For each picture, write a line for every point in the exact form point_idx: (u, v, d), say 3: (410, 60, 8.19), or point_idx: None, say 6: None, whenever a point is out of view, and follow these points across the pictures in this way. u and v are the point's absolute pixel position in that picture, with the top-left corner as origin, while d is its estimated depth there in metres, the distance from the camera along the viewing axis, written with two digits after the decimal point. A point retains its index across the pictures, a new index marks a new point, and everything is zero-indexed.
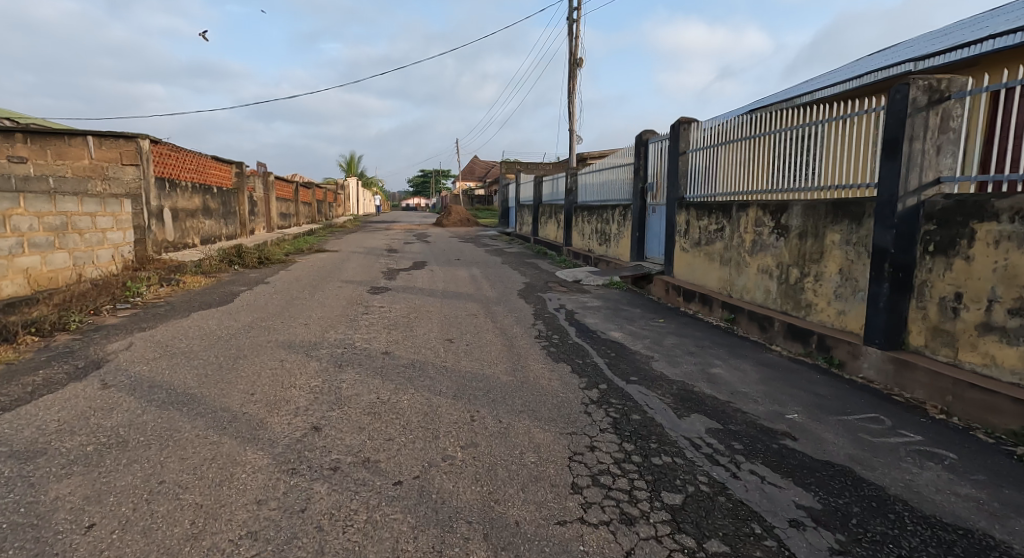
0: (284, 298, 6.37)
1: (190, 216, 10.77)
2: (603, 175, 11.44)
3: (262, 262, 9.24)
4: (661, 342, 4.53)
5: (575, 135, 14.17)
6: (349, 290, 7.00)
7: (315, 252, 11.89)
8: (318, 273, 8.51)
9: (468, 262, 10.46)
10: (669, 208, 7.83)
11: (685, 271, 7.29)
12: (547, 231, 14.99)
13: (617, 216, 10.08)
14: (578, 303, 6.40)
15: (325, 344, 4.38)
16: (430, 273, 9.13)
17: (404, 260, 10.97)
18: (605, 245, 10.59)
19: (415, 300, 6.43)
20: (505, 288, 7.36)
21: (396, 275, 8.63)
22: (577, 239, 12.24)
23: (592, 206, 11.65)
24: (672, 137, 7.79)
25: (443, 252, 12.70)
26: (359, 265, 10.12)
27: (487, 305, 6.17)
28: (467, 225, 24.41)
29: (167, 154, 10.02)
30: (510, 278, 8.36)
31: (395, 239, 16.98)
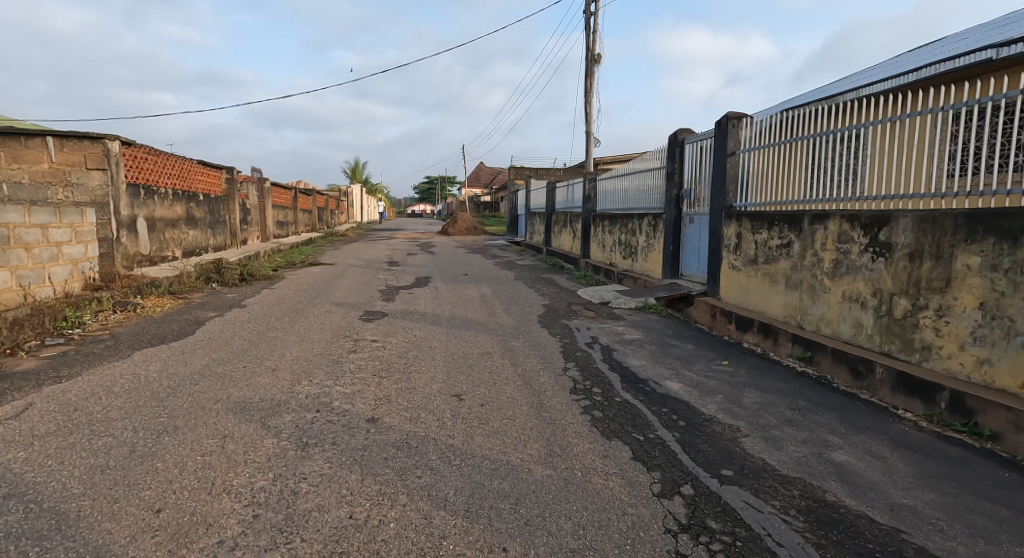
0: (258, 327, 5.30)
1: (171, 226, 9.75)
2: (627, 181, 10.37)
3: (246, 279, 8.18)
4: (738, 399, 3.43)
5: (592, 138, 13.09)
6: (337, 317, 5.92)
7: (309, 266, 10.84)
8: (306, 293, 7.45)
9: (476, 278, 9.36)
10: (714, 218, 6.73)
11: (737, 294, 6.18)
12: (561, 241, 13.90)
13: (646, 226, 8.98)
14: (612, 334, 5.30)
15: (292, 404, 3.30)
16: (434, 292, 8.04)
17: (405, 275, 9.90)
18: (631, 258, 9.49)
19: (415, 331, 5.34)
20: (521, 313, 6.26)
21: (395, 295, 7.53)
22: (598, 250, 11.13)
23: (615, 215, 10.56)
24: (717, 136, 6.68)
25: (450, 265, 11.63)
26: (356, 282, 9.04)
27: (501, 338, 5.07)
28: (474, 234, 23.35)
29: (143, 157, 8.96)
30: (526, 299, 7.27)
31: (397, 250, 15.93)
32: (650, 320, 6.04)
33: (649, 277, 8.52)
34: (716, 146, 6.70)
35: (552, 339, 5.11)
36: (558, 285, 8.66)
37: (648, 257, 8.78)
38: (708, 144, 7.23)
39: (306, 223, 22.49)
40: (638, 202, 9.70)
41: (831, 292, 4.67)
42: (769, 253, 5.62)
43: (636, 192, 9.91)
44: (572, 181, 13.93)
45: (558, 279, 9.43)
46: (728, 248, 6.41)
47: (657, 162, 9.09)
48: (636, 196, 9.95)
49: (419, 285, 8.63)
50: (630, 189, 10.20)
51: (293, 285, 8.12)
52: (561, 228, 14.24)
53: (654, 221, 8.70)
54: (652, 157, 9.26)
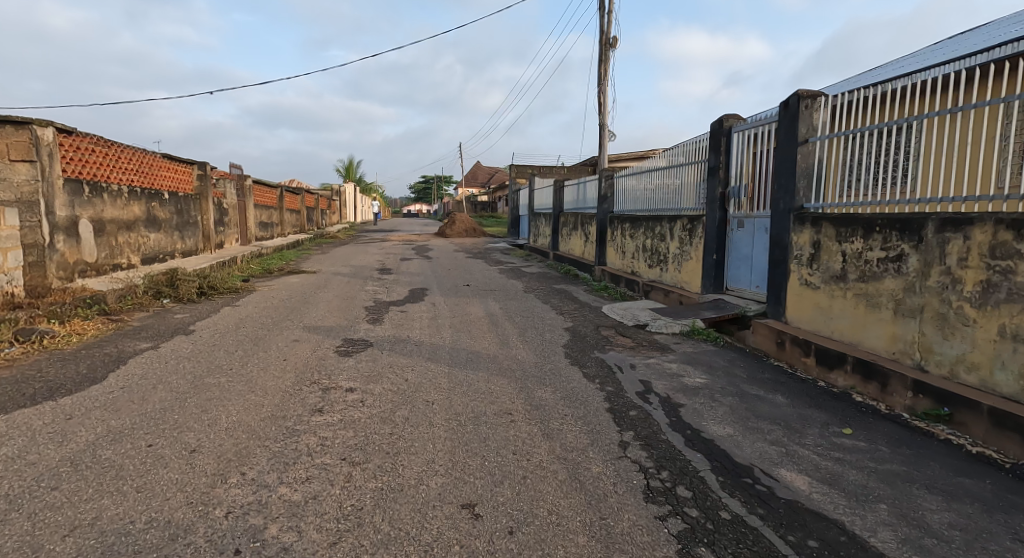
0: (198, 366, 4.01)
1: (125, 229, 8.42)
2: (649, 178, 9.12)
3: (206, 292, 6.87)
4: (917, 516, 2.17)
5: (605, 131, 11.84)
6: (306, 349, 4.64)
7: (288, 275, 9.54)
8: (276, 312, 6.16)
9: (480, 291, 8.06)
10: (777, 222, 5.47)
11: (813, 318, 4.92)
12: (571, 245, 12.66)
13: (677, 231, 7.72)
14: (666, 378, 4.04)
15: (200, 534, 2.01)
16: (430, 308, 6.76)
17: (398, 286, 8.63)
18: (659, 267, 8.24)
19: (407, 373, 4.06)
20: (541, 343, 4.99)
21: (383, 315, 6.24)
22: (616, 257, 9.89)
23: (636, 217, 9.30)
24: (781, 119, 5.39)
25: (448, 273, 10.35)
26: (339, 295, 7.77)
27: (521, 384, 3.80)
28: (473, 236, 22.04)
29: (88, 148, 7.59)
30: (543, 321, 5.99)
31: (391, 253, 14.65)
32: (705, 352, 4.78)
33: (685, 290, 7.26)
34: (781, 133, 5.42)
35: (589, 385, 3.84)
36: (578, 300, 7.39)
37: (682, 266, 7.53)
38: (766, 131, 5.96)
39: (293, 224, 21.14)
40: (664, 202, 8.45)
41: (977, 325, 3.45)
42: (865, 269, 4.35)
43: (662, 190, 8.66)
44: (582, 181, 12.68)
45: (576, 292, 8.17)
46: (799, 260, 5.13)
47: (690, 155, 7.85)
48: (661, 195, 8.70)
49: (413, 299, 7.34)
50: (654, 187, 8.95)
51: (262, 301, 6.82)
52: (570, 231, 12.98)
53: (689, 224, 7.44)
54: (683, 149, 8.00)
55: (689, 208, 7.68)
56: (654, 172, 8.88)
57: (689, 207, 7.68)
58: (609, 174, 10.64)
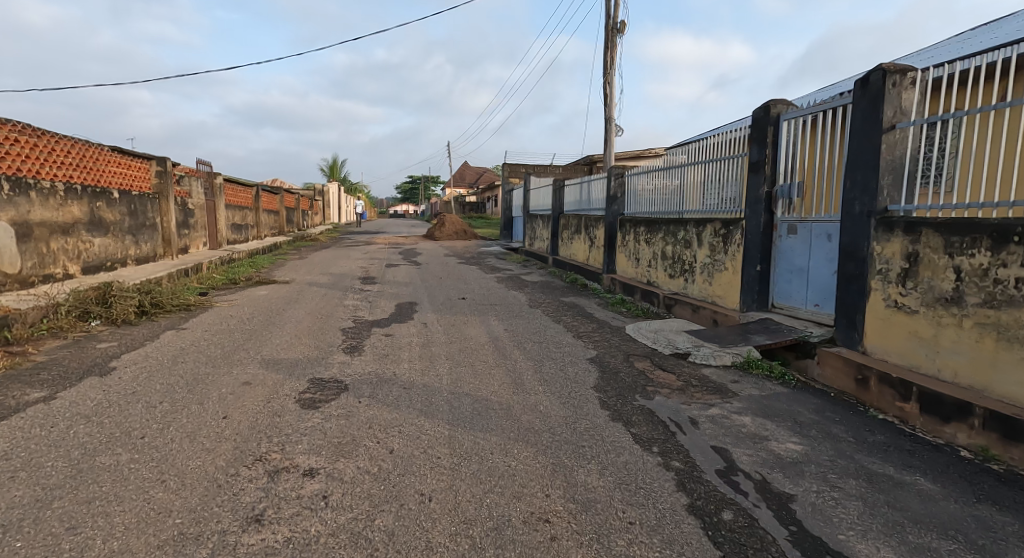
0: (100, 431, 2.91)
1: (59, 235, 7.23)
2: (666, 176, 8.08)
3: (147, 312, 5.72)
4: None
5: (611, 126, 10.79)
6: (258, 398, 3.53)
7: (257, 286, 8.39)
8: (229, 339, 5.04)
9: (477, 306, 6.98)
10: (851, 228, 4.42)
11: (908, 351, 3.87)
12: (575, 249, 11.62)
13: (706, 237, 6.69)
14: (746, 444, 2.97)
15: None
16: (420, 329, 5.67)
17: (383, 300, 7.53)
18: (683, 277, 7.20)
19: (392, 440, 2.97)
20: (564, 384, 3.92)
21: (364, 341, 5.14)
22: (630, 266, 8.85)
23: (651, 220, 8.27)
24: (858, 100, 4.34)
25: (440, 283, 9.25)
26: (312, 311, 6.64)
27: (551, 460, 2.72)
28: (463, 239, 20.88)
29: (6, 139, 6.40)
30: (559, 349, 4.92)
31: (376, 258, 13.51)
32: (778, 396, 3.73)
33: (720, 307, 6.25)
34: (856, 118, 4.36)
35: (646, 458, 2.77)
36: (594, 318, 6.34)
37: (713, 278, 6.51)
38: (830, 117, 4.91)
39: (271, 226, 19.89)
40: (687, 203, 7.41)
41: None
42: (995, 291, 3.33)
43: (681, 190, 7.62)
44: (585, 181, 11.64)
45: (589, 307, 7.12)
46: (884, 276, 4.09)
47: (719, 150, 6.81)
48: (682, 195, 7.67)
49: (400, 318, 6.24)
50: (672, 186, 7.92)
51: (216, 323, 5.67)
52: (573, 235, 11.93)
53: (721, 229, 6.41)
54: (709, 143, 6.96)
55: (719, 210, 6.64)
56: (672, 169, 7.83)
57: (719, 209, 6.65)
58: (618, 174, 9.59)
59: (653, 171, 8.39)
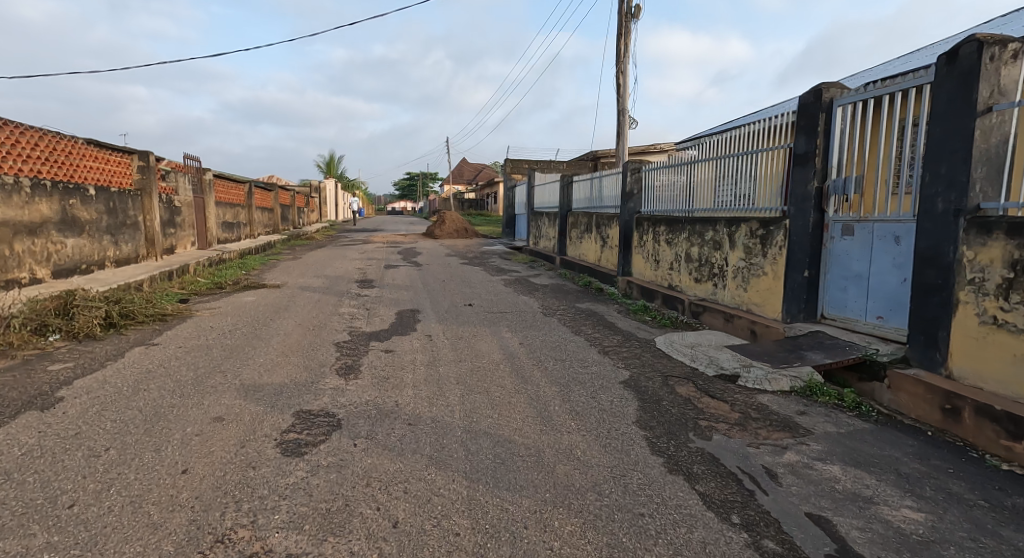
0: (17, 493, 2.28)
1: (23, 237, 6.58)
2: (690, 171, 7.45)
3: (114, 325, 5.08)
4: None
5: (625, 118, 10.17)
6: (229, 439, 2.89)
7: (245, 291, 7.75)
8: (204, 357, 4.41)
9: (485, 315, 6.36)
10: (930, 230, 3.77)
11: (1015, 378, 3.22)
12: (586, 250, 11.00)
13: (739, 238, 6.06)
14: (849, 510, 2.31)
15: None
16: (424, 343, 5.05)
17: (381, 307, 6.91)
18: (712, 281, 6.57)
19: (395, 505, 2.32)
20: (598, 418, 3.29)
21: (361, 359, 4.50)
22: (649, 268, 8.24)
23: (673, 219, 7.65)
24: (942, 79, 3.68)
25: (443, 287, 8.62)
26: (303, 321, 6.01)
27: (605, 540, 2.08)
28: (465, 237, 20.29)
29: None
30: (585, 369, 4.29)
31: (374, 259, 12.87)
32: (861, 434, 3.08)
33: (758, 316, 5.62)
34: (939, 100, 3.71)
35: (728, 536, 2.12)
36: (617, 330, 5.71)
37: (748, 284, 5.88)
38: (898, 101, 4.25)
39: (265, 224, 19.23)
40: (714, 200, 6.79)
41: None
42: None
43: (707, 185, 7.00)
44: (596, 177, 11.02)
45: (609, 315, 6.50)
46: (979, 287, 3.44)
47: (754, 142, 6.17)
48: (708, 192, 7.05)
49: (401, 329, 5.62)
50: (698, 182, 7.29)
51: (193, 337, 5.03)
52: (584, 235, 11.31)
53: (759, 230, 5.76)
54: (742, 134, 6.31)
55: (754, 209, 6.01)
56: (698, 164, 7.20)
57: (754, 208, 6.01)
58: (635, 168, 8.95)
59: (675, 165, 7.76)
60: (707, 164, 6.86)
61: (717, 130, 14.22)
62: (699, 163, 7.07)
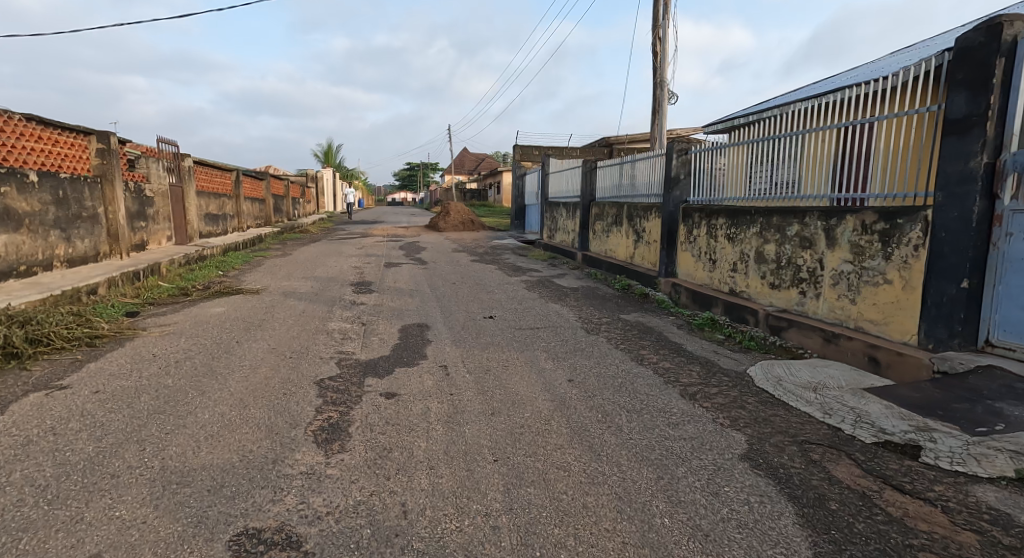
0: None
1: None
2: (758, 151, 6.08)
3: (14, 356, 3.79)
4: None
5: (663, 94, 8.82)
6: None
7: (214, 299, 6.44)
8: (124, 409, 3.10)
9: (511, 334, 5.04)
10: None
11: None
12: (618, 246, 9.73)
13: (841, 235, 4.70)
14: None
15: None
16: (439, 383, 3.73)
17: (381, 321, 5.60)
18: (799, 289, 5.21)
19: None
20: (745, 551, 1.96)
21: (350, 414, 3.18)
22: (705, 269, 6.90)
23: (736, 210, 6.27)
24: None
25: (455, 291, 7.34)
26: (280, 341, 4.73)
27: None
28: (472, 230, 19.02)
29: None
30: (676, 432, 2.96)
31: (375, 255, 11.58)
32: None
33: (875, 338, 4.27)
34: None
35: None
36: (688, 356, 4.37)
37: (857, 294, 4.52)
38: None
39: (255, 217, 17.93)
40: (797, 185, 5.43)
41: None
42: None
43: (783, 167, 5.64)
44: (628, 162, 9.68)
45: (668, 332, 5.17)
46: None
47: (858, 111, 4.81)
48: (783, 175, 5.70)
49: (406, 358, 4.30)
50: (770, 164, 5.93)
51: (119, 372, 3.73)
52: (615, 229, 9.97)
53: (873, 225, 4.38)
54: (840, 99, 4.93)
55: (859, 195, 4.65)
56: (770, 141, 5.86)
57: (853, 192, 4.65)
58: (684, 150, 7.58)
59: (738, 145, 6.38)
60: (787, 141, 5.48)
61: (754, 111, 12.81)
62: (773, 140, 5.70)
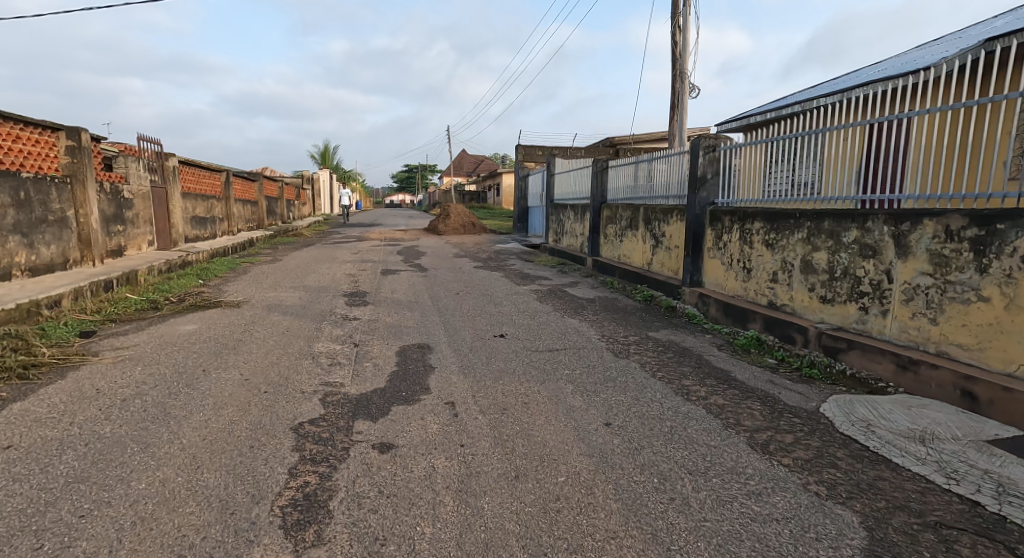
0: None
1: None
2: (801, 146, 5.40)
3: None
4: None
5: (685, 88, 8.17)
6: None
7: (187, 314, 5.73)
8: (35, 475, 2.39)
9: (528, 359, 4.34)
10: None
11: None
12: (635, 251, 9.07)
13: (916, 242, 3.99)
14: None
15: None
16: (446, 430, 3.02)
17: (376, 342, 4.90)
18: (857, 304, 4.51)
19: None
20: None
21: (332, 480, 2.47)
22: (740, 279, 6.20)
23: (778, 213, 5.58)
24: None
25: (459, 303, 6.66)
26: (256, 368, 4.03)
27: None
28: (473, 233, 18.34)
29: None
30: (760, 507, 2.25)
31: (372, 261, 10.89)
32: None
33: (967, 367, 3.57)
34: None
35: None
36: (742, 388, 3.67)
37: (938, 313, 3.81)
38: None
39: (246, 220, 17.22)
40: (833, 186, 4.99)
41: None
42: None
43: (834, 164, 4.97)
44: (647, 161, 9.01)
45: (709, 356, 4.47)
46: None
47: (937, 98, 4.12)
48: (835, 172, 5.03)
49: (404, 393, 3.59)
50: (786, 166, 5.64)
51: (44, 417, 3.01)
52: (632, 234, 9.28)
53: (963, 230, 3.67)
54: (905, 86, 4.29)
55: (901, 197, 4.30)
56: (793, 140, 5.49)
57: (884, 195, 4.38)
58: (712, 147, 6.90)
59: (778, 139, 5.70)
60: (841, 134, 4.81)
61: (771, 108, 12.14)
62: (823, 133, 5.02)
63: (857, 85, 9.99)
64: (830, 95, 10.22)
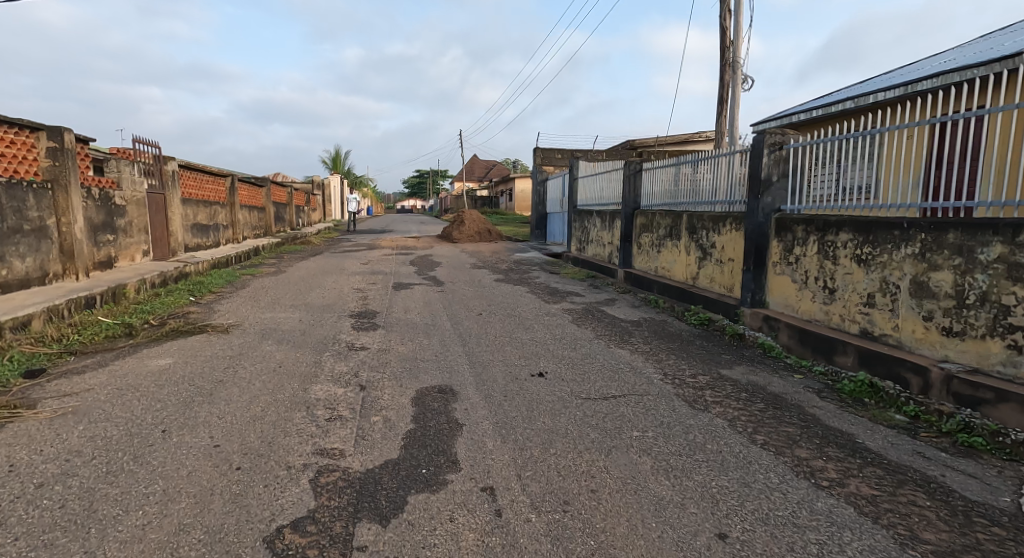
0: None
1: None
2: (859, 146, 4.90)
3: None
4: None
5: (740, 79, 7.24)
6: None
7: (163, 343, 4.85)
8: None
9: (580, 411, 3.42)
10: None
11: None
12: (677, 263, 8.13)
13: None
14: None
15: None
16: (486, 545, 2.10)
17: (386, 382, 4.01)
18: (1002, 339, 3.58)
19: None
20: None
21: None
22: (820, 300, 5.23)
23: (873, 221, 4.60)
24: None
25: (483, 326, 5.74)
26: (233, 427, 3.13)
27: None
28: (489, 240, 17.45)
29: None
30: None
31: (383, 273, 10.01)
32: None
33: None
34: None
35: None
36: (879, 461, 2.73)
37: None
38: None
39: (252, 226, 16.47)
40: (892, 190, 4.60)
41: None
42: None
43: (892, 165, 4.59)
44: (691, 163, 8.07)
45: (811, 406, 3.52)
46: None
47: None
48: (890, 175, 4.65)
49: (424, 470, 2.67)
50: (834, 167, 5.22)
51: None
52: (673, 244, 8.33)
53: None
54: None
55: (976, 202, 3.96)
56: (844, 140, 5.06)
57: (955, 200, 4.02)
58: (777, 144, 5.93)
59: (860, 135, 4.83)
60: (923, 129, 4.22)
61: (818, 105, 11.10)
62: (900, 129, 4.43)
63: (923, 75, 8.94)
64: (892, 87, 9.17)
